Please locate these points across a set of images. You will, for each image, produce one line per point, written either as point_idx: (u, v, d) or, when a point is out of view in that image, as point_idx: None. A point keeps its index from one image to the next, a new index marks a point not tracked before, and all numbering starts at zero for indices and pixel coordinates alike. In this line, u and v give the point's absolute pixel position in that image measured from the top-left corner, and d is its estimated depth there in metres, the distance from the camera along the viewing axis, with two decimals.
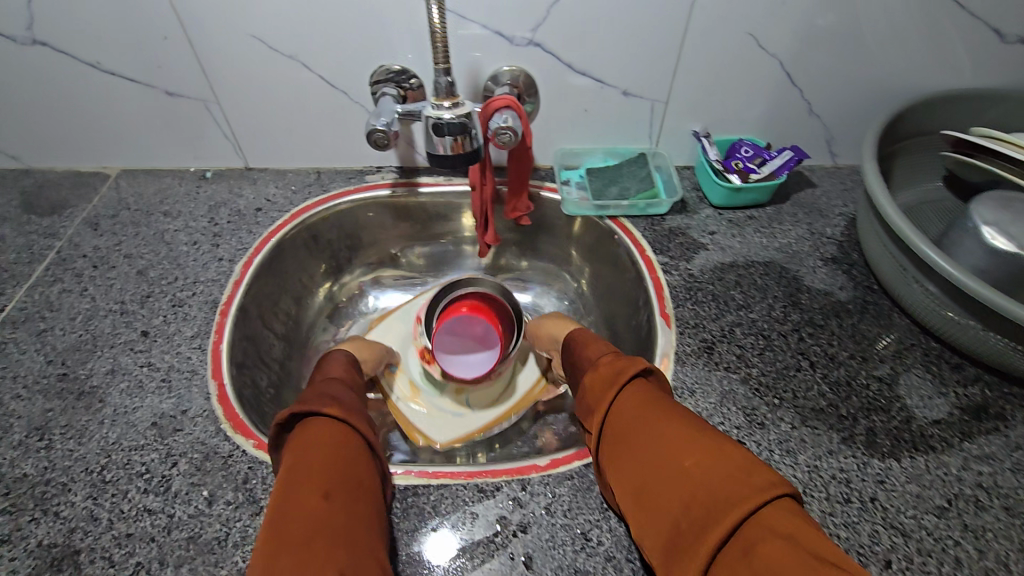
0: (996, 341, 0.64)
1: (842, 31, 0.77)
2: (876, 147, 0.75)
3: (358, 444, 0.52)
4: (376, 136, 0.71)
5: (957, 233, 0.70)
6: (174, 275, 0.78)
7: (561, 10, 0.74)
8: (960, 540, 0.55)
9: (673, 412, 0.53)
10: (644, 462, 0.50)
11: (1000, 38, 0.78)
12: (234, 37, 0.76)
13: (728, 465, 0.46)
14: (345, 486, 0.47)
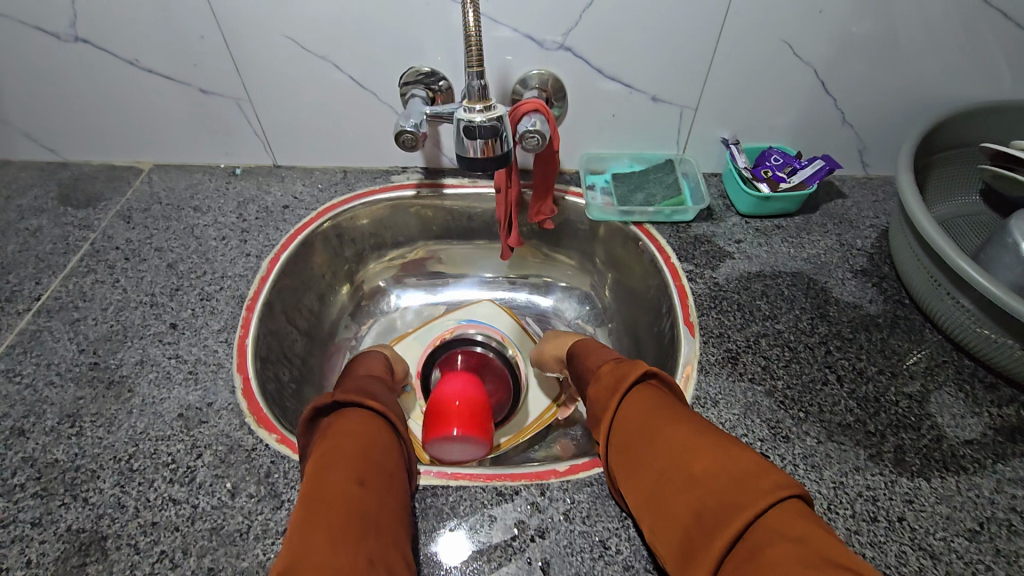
0: None
1: (879, 39, 0.76)
2: (912, 158, 0.74)
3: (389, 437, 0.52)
4: (405, 137, 0.72)
5: (995, 248, 0.68)
6: (202, 269, 0.80)
7: (593, 15, 0.73)
8: (992, 564, 0.54)
9: (681, 413, 0.52)
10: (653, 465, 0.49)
11: None
12: (268, 37, 0.77)
13: (736, 468, 0.45)
14: (373, 476, 0.47)
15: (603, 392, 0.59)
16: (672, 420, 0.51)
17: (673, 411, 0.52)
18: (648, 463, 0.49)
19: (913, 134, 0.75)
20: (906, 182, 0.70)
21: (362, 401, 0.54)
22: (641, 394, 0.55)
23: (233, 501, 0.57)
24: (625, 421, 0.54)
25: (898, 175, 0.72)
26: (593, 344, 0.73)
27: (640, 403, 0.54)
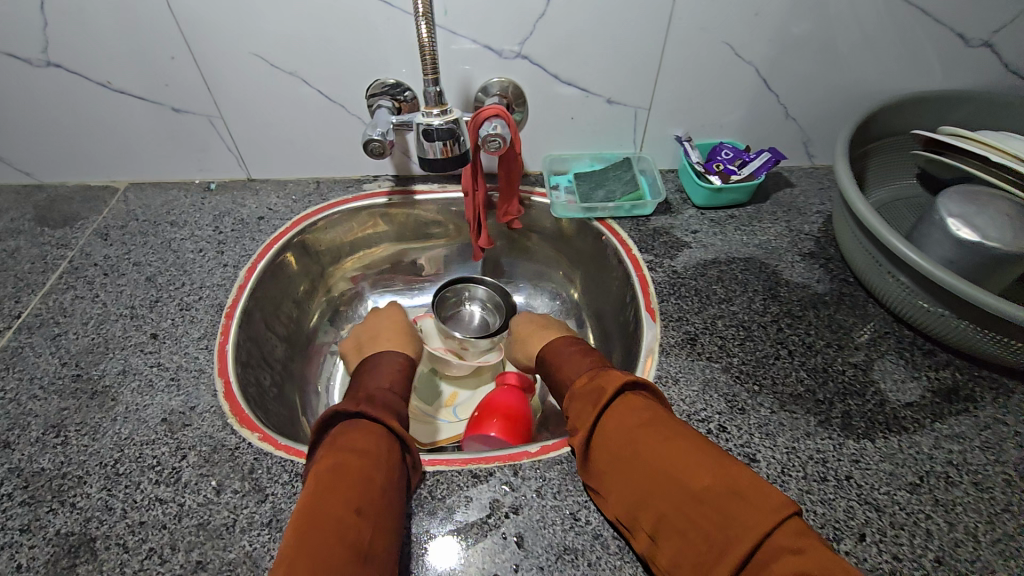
0: (962, 326, 0.67)
1: (812, 39, 0.82)
2: (848, 146, 0.79)
3: (395, 457, 0.56)
4: (372, 146, 0.75)
5: (924, 226, 0.73)
6: (181, 281, 0.82)
7: (546, 25, 0.78)
8: (931, 513, 0.58)
9: (669, 423, 0.55)
10: (644, 476, 0.52)
11: (964, 42, 0.82)
12: (236, 55, 0.80)
13: (732, 481, 0.48)
14: (371, 496, 0.50)
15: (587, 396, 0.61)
16: (661, 429, 0.54)
17: (661, 420, 0.55)
18: (638, 473, 0.52)
19: (848, 124, 0.81)
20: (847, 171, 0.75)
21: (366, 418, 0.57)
22: (627, 402, 0.57)
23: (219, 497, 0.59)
24: (611, 429, 0.56)
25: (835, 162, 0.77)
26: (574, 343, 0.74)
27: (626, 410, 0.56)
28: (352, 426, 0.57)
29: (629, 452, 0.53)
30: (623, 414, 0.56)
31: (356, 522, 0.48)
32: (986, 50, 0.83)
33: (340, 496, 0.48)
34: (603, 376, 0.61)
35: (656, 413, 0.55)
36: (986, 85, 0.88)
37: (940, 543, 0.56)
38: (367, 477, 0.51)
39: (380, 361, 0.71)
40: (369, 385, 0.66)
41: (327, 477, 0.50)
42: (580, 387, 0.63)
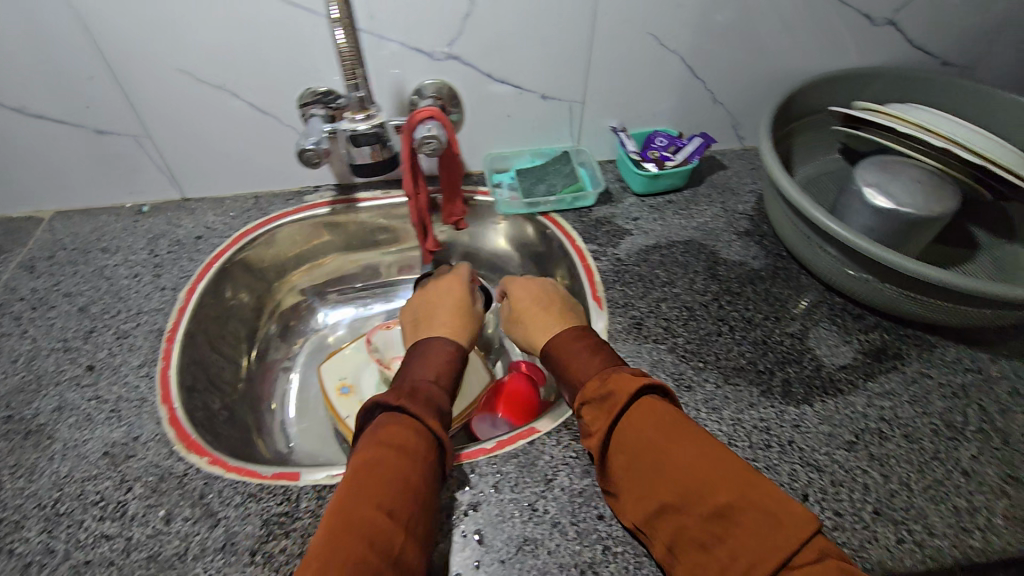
0: (885, 289, 0.71)
1: (730, 26, 0.85)
2: (772, 126, 0.83)
3: (434, 456, 0.57)
4: (308, 155, 0.75)
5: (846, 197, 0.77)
6: (116, 308, 0.79)
7: (473, 24, 0.79)
8: (867, 468, 0.62)
9: (692, 430, 0.55)
10: (661, 484, 0.52)
11: (870, 22, 0.87)
12: (157, 72, 0.78)
13: (753, 495, 0.49)
14: (405, 502, 0.51)
15: (599, 402, 0.60)
16: (686, 437, 0.54)
17: (681, 426, 0.55)
18: (655, 479, 0.53)
19: (771, 106, 0.84)
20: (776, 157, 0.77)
21: (410, 413, 0.58)
22: (644, 407, 0.56)
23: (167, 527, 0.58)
24: (628, 436, 0.56)
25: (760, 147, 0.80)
26: (572, 338, 0.69)
27: (647, 413, 0.56)
28: (392, 422, 0.58)
29: (649, 458, 0.53)
30: (641, 422, 0.56)
31: (390, 527, 0.49)
32: (891, 29, 0.88)
33: (373, 499, 0.50)
34: (615, 380, 0.59)
35: (672, 420, 0.55)
36: (895, 61, 0.93)
37: (876, 496, 0.59)
38: (403, 480, 0.52)
39: (427, 346, 0.71)
40: (416, 373, 0.66)
41: (359, 479, 0.52)
42: (591, 393, 0.60)
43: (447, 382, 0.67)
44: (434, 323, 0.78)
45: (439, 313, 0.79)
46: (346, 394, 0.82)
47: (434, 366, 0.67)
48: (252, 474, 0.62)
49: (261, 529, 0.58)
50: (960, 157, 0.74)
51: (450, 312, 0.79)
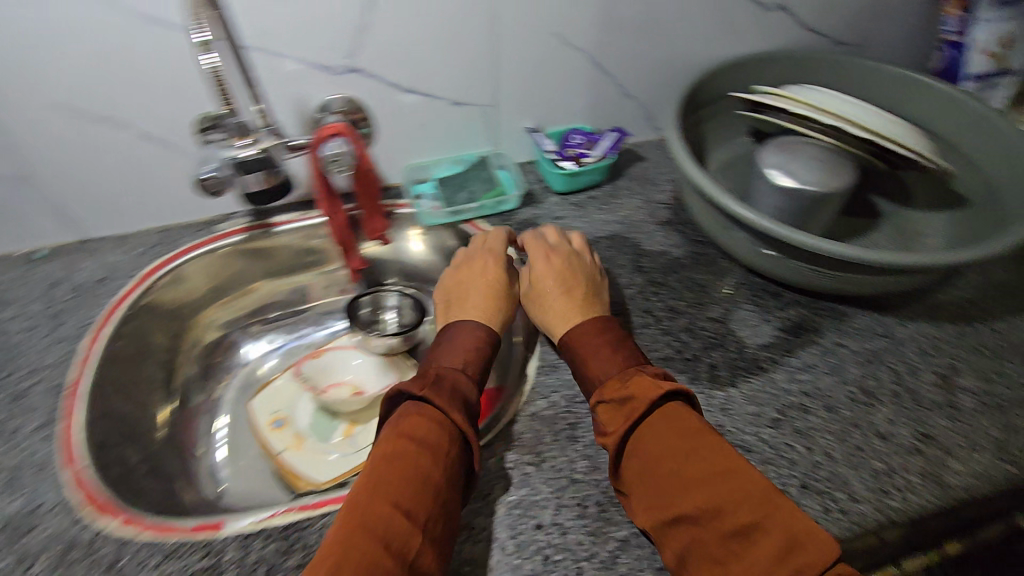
0: (799, 266, 0.72)
1: (630, 20, 0.86)
2: (680, 116, 0.84)
3: (458, 454, 0.55)
4: (207, 183, 0.70)
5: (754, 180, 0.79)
6: (10, 367, 0.73)
7: (371, 34, 0.76)
8: (792, 443, 0.63)
9: (720, 445, 0.54)
10: (682, 498, 0.51)
11: (761, 7, 0.90)
12: (30, 109, 0.72)
13: (779, 515, 0.48)
14: (425, 501, 0.50)
15: (616, 404, 0.59)
16: (716, 452, 0.53)
17: (708, 438, 0.54)
18: (672, 486, 0.52)
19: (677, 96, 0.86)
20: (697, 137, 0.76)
21: (445, 404, 0.58)
22: (666, 414, 0.56)
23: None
24: (648, 439, 0.55)
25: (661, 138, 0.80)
26: (598, 330, 0.66)
27: (672, 421, 0.56)
28: (417, 414, 0.56)
29: (671, 463, 0.52)
30: (666, 426, 0.55)
31: (409, 532, 0.48)
32: (782, 12, 0.91)
33: (388, 494, 0.50)
34: (636, 386, 0.58)
35: (697, 433, 0.55)
36: (790, 43, 0.96)
37: (803, 469, 0.61)
38: (422, 480, 0.51)
39: (456, 333, 0.68)
40: (442, 359, 0.65)
41: (381, 467, 0.52)
42: (610, 396, 0.59)
43: (475, 369, 0.65)
44: (470, 305, 0.73)
45: (478, 291, 0.74)
46: (281, 426, 0.84)
47: (462, 353, 0.66)
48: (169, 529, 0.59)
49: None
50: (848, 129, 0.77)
51: (488, 294, 0.73)
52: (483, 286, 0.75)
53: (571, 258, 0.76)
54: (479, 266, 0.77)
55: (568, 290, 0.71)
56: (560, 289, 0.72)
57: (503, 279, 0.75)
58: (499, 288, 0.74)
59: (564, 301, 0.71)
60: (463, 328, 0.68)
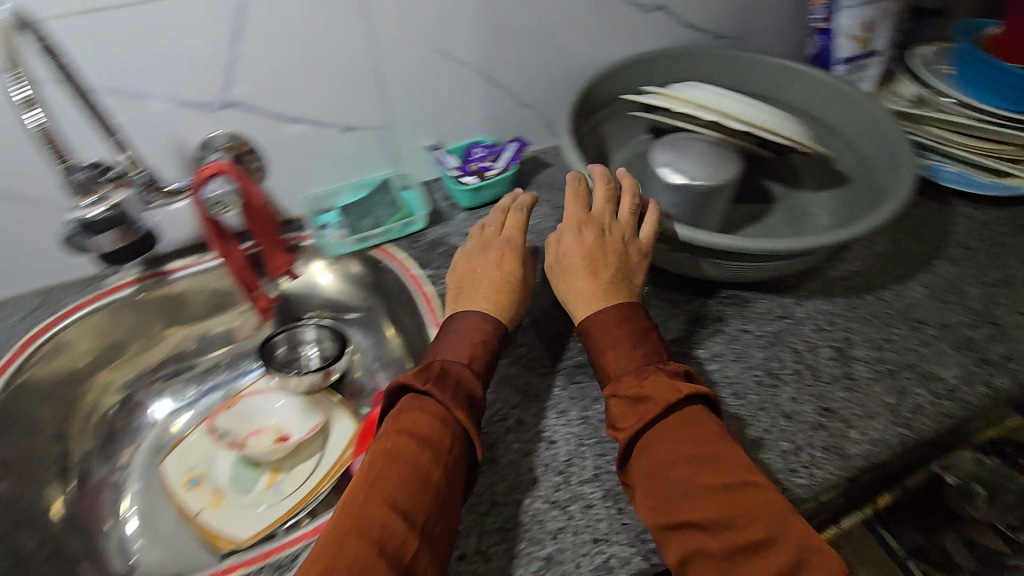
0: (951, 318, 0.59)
1: (774, 27, 0.78)
2: None
3: (460, 448, 0.45)
4: None
5: (910, 222, 0.68)
6: None
7: None
8: None
9: (769, 507, 0.39)
10: (682, 505, 0.40)
11: (939, 16, 0.77)
12: None
13: (767, 522, 0.38)
14: (396, 489, 0.42)
15: (630, 403, 0.46)
16: (731, 473, 0.41)
17: (709, 441, 0.43)
18: (681, 483, 0.41)
19: None
20: (865, 151, 0.66)
21: (460, 358, 0.50)
22: (678, 424, 0.44)
23: (178, 466, 0.63)
24: (660, 443, 0.43)
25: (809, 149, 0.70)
26: (620, 320, 0.50)
27: (698, 436, 0.43)
28: (415, 407, 0.47)
29: (670, 471, 0.42)
30: (683, 439, 0.43)
31: (427, 507, 0.41)
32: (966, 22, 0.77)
33: (394, 472, 0.42)
34: (652, 384, 0.46)
35: (706, 439, 0.43)
36: None
37: None
38: (424, 476, 0.43)
39: (572, 300, 0.53)
40: (447, 352, 0.51)
41: (395, 437, 0.45)
42: (623, 389, 0.46)
43: (483, 368, 0.51)
44: (574, 271, 0.54)
45: (559, 258, 0.55)
46: None
47: (467, 346, 0.51)
48: (255, 432, 0.66)
49: (260, 483, 0.62)
50: (1014, 143, 0.65)
51: (498, 283, 0.56)
52: (571, 241, 0.55)
53: (624, 247, 0.55)
54: (517, 233, 0.60)
55: (609, 281, 0.53)
56: (620, 283, 0.53)
57: (597, 254, 0.54)
58: (590, 263, 0.53)
59: (599, 301, 0.52)
60: (467, 317, 0.53)
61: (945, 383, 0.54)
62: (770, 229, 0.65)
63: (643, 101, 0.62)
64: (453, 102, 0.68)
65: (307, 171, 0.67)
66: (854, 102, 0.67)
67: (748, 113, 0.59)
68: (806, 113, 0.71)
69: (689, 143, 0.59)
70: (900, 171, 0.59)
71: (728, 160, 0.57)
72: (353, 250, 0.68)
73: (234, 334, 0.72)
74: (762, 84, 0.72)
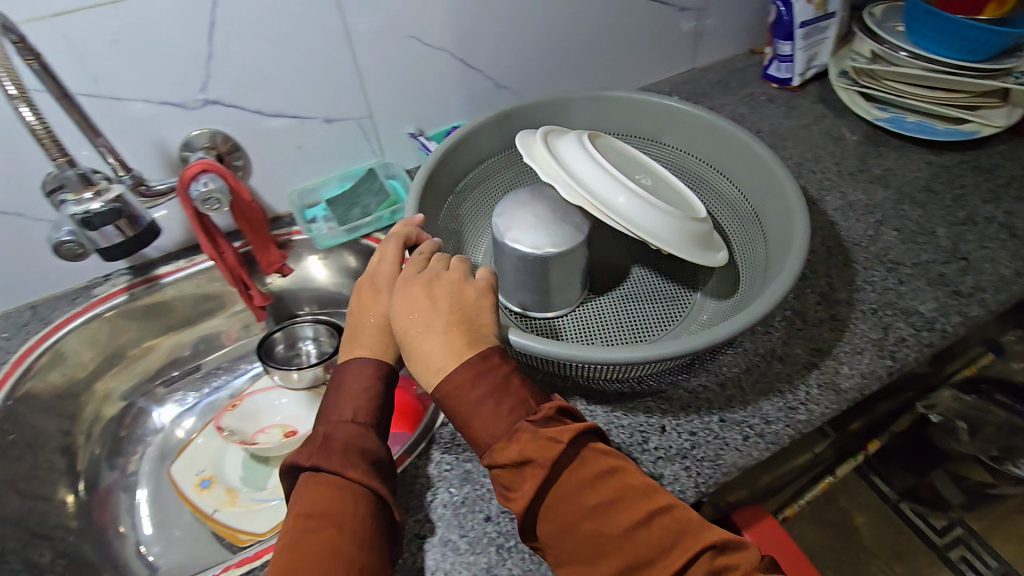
0: (929, 258, 0.62)
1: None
2: (696, 171, 0.70)
3: (370, 508, 0.41)
4: (286, 220, 0.71)
5: (878, 170, 0.71)
6: None
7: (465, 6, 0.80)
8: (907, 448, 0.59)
9: (674, 532, 0.38)
10: (598, 557, 0.39)
11: None
12: None
13: (693, 542, 0.38)
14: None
15: (513, 468, 0.40)
16: (635, 508, 0.39)
17: (624, 477, 0.40)
18: (589, 536, 0.39)
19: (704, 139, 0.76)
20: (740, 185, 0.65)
21: (342, 418, 0.44)
22: (589, 465, 0.40)
23: (187, 471, 0.63)
24: (555, 494, 0.39)
25: (715, 209, 0.69)
26: (475, 376, 0.42)
27: (591, 470, 0.40)
28: (310, 485, 0.41)
29: (576, 521, 0.39)
30: (576, 481, 0.39)
31: None
32: None
33: (305, 559, 0.37)
34: (529, 443, 0.40)
35: (612, 475, 0.40)
36: None
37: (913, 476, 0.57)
38: (334, 551, 0.38)
39: (416, 363, 0.45)
40: (328, 413, 0.45)
41: (296, 523, 0.39)
42: (501, 459, 0.40)
43: (371, 420, 0.45)
44: (413, 329, 0.46)
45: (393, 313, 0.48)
46: None
47: (352, 402, 0.45)
48: (263, 430, 0.66)
49: (273, 479, 0.62)
50: (963, 88, 0.70)
51: (383, 330, 0.49)
52: (402, 296, 0.48)
53: (456, 291, 0.48)
54: (389, 271, 0.52)
55: (447, 331, 0.45)
56: (461, 332, 0.45)
57: (431, 308, 0.46)
58: (426, 316, 0.46)
59: (442, 361, 0.44)
60: (349, 368, 0.47)
61: (924, 316, 0.57)
62: (600, 313, 0.63)
63: (517, 146, 0.59)
64: (429, 84, 0.69)
65: (294, 164, 0.67)
66: (770, 177, 0.61)
67: (623, 201, 0.55)
68: (705, 164, 0.69)
69: (541, 208, 0.57)
70: (794, 211, 0.57)
71: (568, 234, 0.56)
72: (345, 240, 0.69)
73: (222, 338, 0.73)
74: (656, 128, 0.70)
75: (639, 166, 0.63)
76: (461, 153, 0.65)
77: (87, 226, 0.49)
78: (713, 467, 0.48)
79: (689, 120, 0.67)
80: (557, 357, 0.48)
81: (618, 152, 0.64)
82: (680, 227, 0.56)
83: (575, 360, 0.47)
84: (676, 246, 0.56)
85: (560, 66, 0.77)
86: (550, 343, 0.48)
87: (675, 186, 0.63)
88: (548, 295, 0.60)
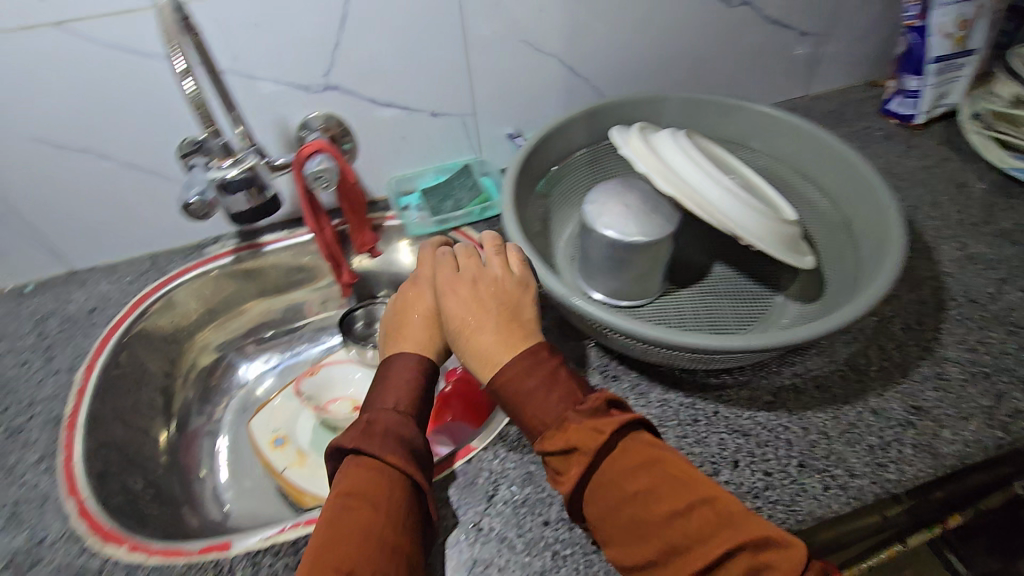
0: None
1: (864, 22, 0.77)
2: (780, 173, 0.67)
3: (406, 490, 0.42)
4: (380, 205, 0.74)
5: (1005, 225, 0.66)
6: None
7: None
8: None
9: (717, 525, 0.36)
10: (640, 542, 0.38)
11: None
12: None
13: (737, 535, 0.36)
14: (341, 554, 0.38)
15: (562, 455, 0.41)
16: (676, 496, 0.38)
17: (663, 467, 0.39)
18: (630, 519, 0.38)
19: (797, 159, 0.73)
20: (831, 190, 0.63)
21: (384, 404, 0.46)
22: (630, 453, 0.40)
23: (264, 427, 0.66)
24: (600, 476, 0.40)
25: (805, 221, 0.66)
26: (525, 369, 0.43)
27: (631, 457, 0.40)
28: (352, 466, 0.43)
29: (620, 504, 0.39)
30: (619, 466, 0.39)
31: (378, 563, 0.38)
32: None
33: (342, 535, 0.39)
34: (575, 432, 0.40)
35: (654, 464, 0.39)
36: None
37: None
38: (370, 530, 0.39)
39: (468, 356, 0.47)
40: (373, 399, 0.47)
41: (337, 500, 0.41)
42: (549, 447, 0.41)
43: (413, 409, 0.47)
44: (458, 322, 0.48)
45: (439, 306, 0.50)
46: None
47: (394, 392, 0.47)
48: (336, 400, 0.69)
49: None
50: None
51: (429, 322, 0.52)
52: (445, 289, 0.50)
53: (499, 284, 0.50)
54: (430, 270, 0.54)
55: (497, 323, 0.47)
56: (511, 327, 0.47)
57: (473, 301, 0.48)
58: (470, 313, 0.48)
59: (492, 350, 0.46)
60: (397, 359, 0.49)
61: None
62: (679, 308, 0.62)
63: (614, 138, 0.59)
64: (534, 87, 0.70)
65: (397, 151, 0.70)
66: (864, 186, 0.58)
67: (715, 194, 0.54)
68: (792, 166, 0.66)
69: (630, 196, 0.57)
70: (889, 216, 0.55)
71: (657, 222, 0.55)
72: (433, 231, 0.71)
73: (305, 310, 0.76)
74: (748, 129, 0.68)
75: (730, 168, 0.62)
76: (556, 142, 0.66)
77: (224, 189, 0.54)
78: (787, 512, 0.46)
79: (778, 124, 0.65)
80: (633, 334, 0.48)
81: (710, 153, 0.62)
82: (768, 225, 0.54)
83: (652, 340, 0.47)
84: (768, 244, 0.54)
85: (668, 80, 0.76)
86: (636, 325, 0.48)
87: (762, 189, 0.60)
88: (630, 284, 0.58)
